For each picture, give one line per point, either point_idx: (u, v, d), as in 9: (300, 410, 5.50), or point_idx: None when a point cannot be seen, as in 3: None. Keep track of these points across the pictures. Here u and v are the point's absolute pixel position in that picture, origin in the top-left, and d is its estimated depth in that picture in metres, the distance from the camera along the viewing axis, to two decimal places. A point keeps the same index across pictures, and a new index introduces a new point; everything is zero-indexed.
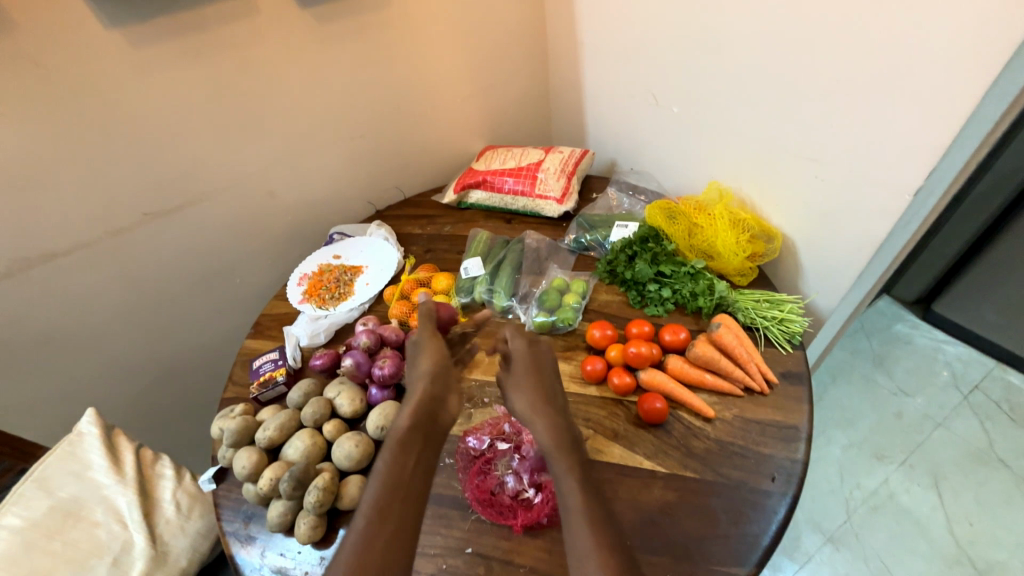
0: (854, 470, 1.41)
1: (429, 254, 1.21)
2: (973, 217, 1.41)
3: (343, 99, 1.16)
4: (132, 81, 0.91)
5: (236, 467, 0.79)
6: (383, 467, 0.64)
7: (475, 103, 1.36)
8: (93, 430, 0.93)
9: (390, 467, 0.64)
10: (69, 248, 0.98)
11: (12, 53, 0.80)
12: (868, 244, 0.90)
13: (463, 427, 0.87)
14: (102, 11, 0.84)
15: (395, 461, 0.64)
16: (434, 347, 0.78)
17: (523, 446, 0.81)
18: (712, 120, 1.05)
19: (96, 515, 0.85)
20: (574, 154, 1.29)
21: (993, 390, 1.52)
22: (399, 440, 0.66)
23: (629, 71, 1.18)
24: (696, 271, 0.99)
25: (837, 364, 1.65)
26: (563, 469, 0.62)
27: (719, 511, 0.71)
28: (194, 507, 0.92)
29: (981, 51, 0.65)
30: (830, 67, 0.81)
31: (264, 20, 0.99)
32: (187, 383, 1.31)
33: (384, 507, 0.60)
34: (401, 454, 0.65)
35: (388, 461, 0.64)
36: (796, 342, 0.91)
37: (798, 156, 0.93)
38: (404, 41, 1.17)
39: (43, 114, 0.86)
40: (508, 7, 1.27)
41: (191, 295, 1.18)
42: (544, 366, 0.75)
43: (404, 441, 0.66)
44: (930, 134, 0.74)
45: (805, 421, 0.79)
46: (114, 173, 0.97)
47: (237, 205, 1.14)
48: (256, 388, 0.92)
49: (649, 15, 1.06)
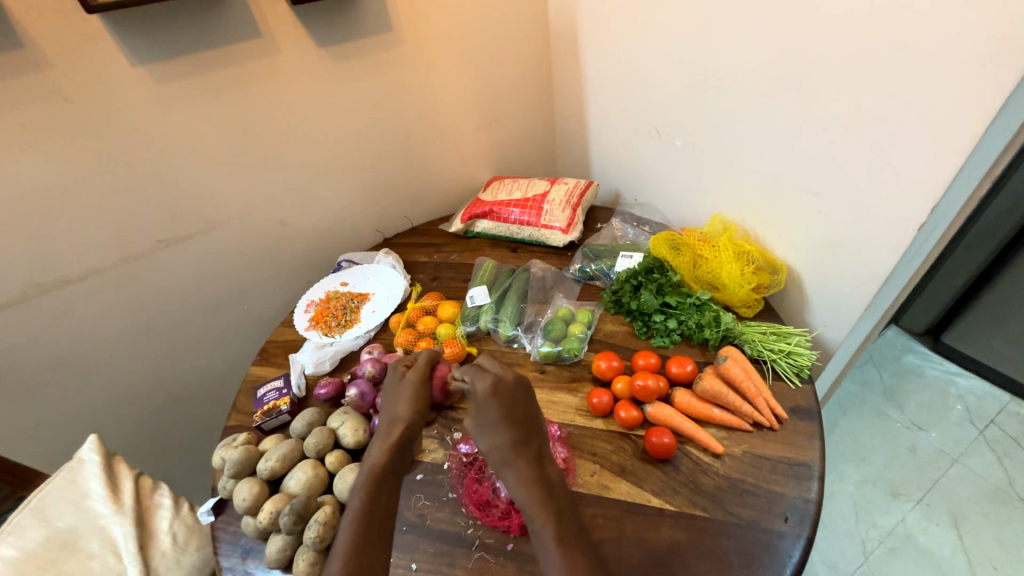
0: (870, 508, 1.36)
1: (435, 282, 1.22)
2: (977, 249, 1.41)
3: (356, 132, 1.20)
4: (155, 115, 0.95)
5: (236, 499, 0.78)
6: (359, 506, 0.66)
7: (483, 136, 1.41)
8: (94, 457, 0.92)
9: (365, 503, 0.66)
10: (83, 274, 1.00)
11: (43, 88, 0.84)
12: (874, 277, 0.90)
13: (459, 431, 0.90)
14: (132, 50, 0.88)
15: (371, 495, 0.67)
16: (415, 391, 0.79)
17: None
18: (715, 154, 1.07)
19: (91, 547, 0.83)
20: (579, 185, 1.31)
21: (1009, 425, 1.49)
22: (376, 477, 0.69)
23: (633, 107, 1.22)
24: (702, 302, 0.99)
25: (847, 396, 1.62)
26: (540, 523, 0.62)
27: (730, 553, 0.69)
28: (191, 540, 0.90)
29: (978, 92, 0.67)
30: (830, 105, 0.84)
31: (284, 58, 1.03)
32: (190, 409, 1.30)
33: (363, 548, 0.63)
34: (375, 488, 0.68)
35: (362, 496, 0.67)
36: (805, 375, 0.90)
37: (801, 191, 0.95)
38: (418, 78, 1.22)
39: (68, 146, 0.89)
40: (516, 46, 1.33)
41: (199, 321, 1.19)
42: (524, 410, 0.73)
43: (380, 477, 0.69)
44: (931, 169, 0.76)
45: (817, 459, 0.77)
46: (133, 202, 1.00)
47: (248, 232, 1.17)
48: (260, 416, 0.92)
49: (652, 55, 1.11)
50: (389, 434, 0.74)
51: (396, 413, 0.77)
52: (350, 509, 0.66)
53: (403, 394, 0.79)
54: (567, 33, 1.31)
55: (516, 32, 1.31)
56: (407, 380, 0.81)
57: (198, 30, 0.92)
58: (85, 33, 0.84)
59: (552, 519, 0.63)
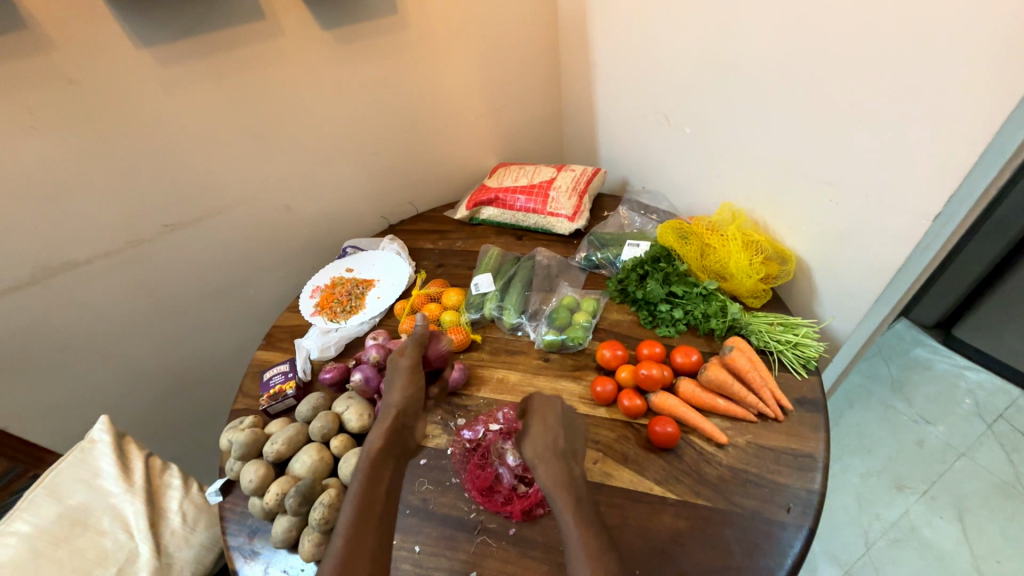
0: (873, 501, 1.36)
1: (440, 269, 1.21)
2: (993, 241, 1.37)
3: (360, 116, 1.19)
4: (159, 98, 0.94)
5: (243, 481, 0.79)
6: (359, 487, 0.67)
7: (489, 122, 1.39)
8: (105, 438, 0.94)
9: (362, 488, 0.67)
10: (91, 258, 1.01)
11: (47, 71, 0.83)
12: (886, 269, 0.88)
13: (462, 417, 0.90)
14: (134, 32, 0.87)
15: (371, 480, 0.68)
16: (411, 377, 0.80)
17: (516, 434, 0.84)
18: (725, 140, 1.05)
19: (103, 524, 0.85)
20: (586, 172, 1.30)
21: (1018, 420, 1.47)
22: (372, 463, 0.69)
23: (642, 92, 1.19)
24: (708, 292, 0.98)
25: (853, 389, 1.61)
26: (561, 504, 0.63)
27: (732, 543, 0.69)
28: (200, 519, 0.92)
29: (1003, 75, 0.64)
30: (845, 92, 0.81)
31: (286, 40, 1.02)
32: (198, 392, 1.32)
33: (362, 531, 0.63)
34: (376, 470, 0.69)
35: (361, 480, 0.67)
36: (812, 367, 0.89)
37: (813, 180, 0.92)
38: (422, 62, 1.20)
39: (73, 128, 0.89)
40: (523, 26, 1.29)
41: (206, 306, 1.20)
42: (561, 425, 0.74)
43: (377, 460, 0.70)
44: (946, 161, 0.73)
45: (822, 450, 0.77)
46: (139, 186, 1.00)
47: (254, 218, 1.17)
48: (266, 400, 0.93)
49: (663, 38, 1.07)
50: (386, 419, 0.75)
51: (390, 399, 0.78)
52: (352, 491, 0.66)
53: (397, 381, 0.80)
54: (575, 14, 1.27)
55: (522, 13, 1.27)
56: (400, 367, 0.82)
57: (199, 10, 0.90)
58: (86, 13, 0.83)
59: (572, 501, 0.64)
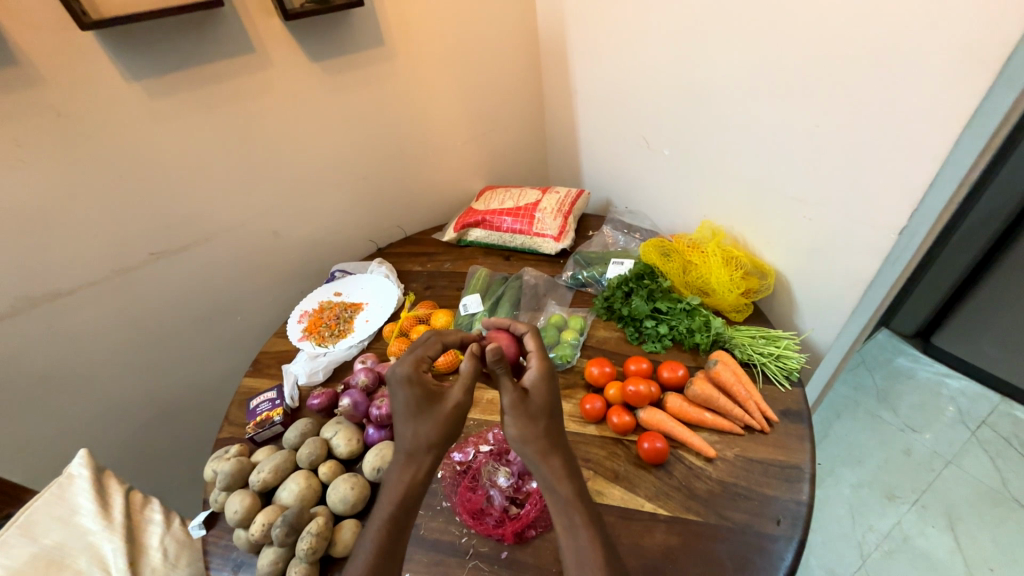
0: (865, 511, 1.36)
1: (429, 291, 1.22)
2: (963, 252, 1.43)
3: (348, 142, 1.21)
4: (149, 129, 0.96)
5: (227, 512, 0.77)
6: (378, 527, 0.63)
7: (475, 146, 1.43)
8: (83, 472, 0.91)
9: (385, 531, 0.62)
10: (75, 288, 1.00)
11: (37, 105, 0.85)
12: (860, 280, 0.92)
13: None
14: (126, 67, 0.89)
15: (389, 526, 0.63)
16: (411, 397, 0.67)
17: (504, 454, 0.83)
18: (701, 162, 1.10)
19: (79, 564, 0.81)
20: (570, 194, 1.33)
21: (1000, 426, 1.50)
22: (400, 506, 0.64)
23: (622, 116, 1.25)
24: (692, 307, 1.00)
25: (840, 400, 1.63)
26: (580, 521, 0.61)
27: (725, 557, 0.69)
28: (182, 555, 0.89)
29: (957, 98, 0.69)
30: (814, 114, 0.86)
31: (276, 72, 1.05)
32: (183, 422, 1.29)
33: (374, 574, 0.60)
34: (399, 518, 0.64)
35: (381, 526, 0.63)
36: (795, 378, 0.91)
37: (787, 197, 0.97)
38: (408, 90, 1.24)
39: (59, 160, 0.90)
40: (506, 56, 1.35)
41: (191, 334, 1.19)
42: (545, 417, 0.67)
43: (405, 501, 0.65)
44: (908, 176, 0.78)
45: (808, 461, 0.78)
46: (127, 215, 1.00)
47: (242, 244, 1.17)
48: (251, 428, 0.91)
49: (641, 67, 1.13)
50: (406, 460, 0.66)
51: (408, 430, 0.67)
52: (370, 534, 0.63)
53: (404, 402, 0.68)
54: (556, 44, 1.34)
55: (506, 44, 1.33)
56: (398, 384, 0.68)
57: (192, 45, 0.93)
58: (78, 49, 0.85)
59: (589, 519, 0.62)
